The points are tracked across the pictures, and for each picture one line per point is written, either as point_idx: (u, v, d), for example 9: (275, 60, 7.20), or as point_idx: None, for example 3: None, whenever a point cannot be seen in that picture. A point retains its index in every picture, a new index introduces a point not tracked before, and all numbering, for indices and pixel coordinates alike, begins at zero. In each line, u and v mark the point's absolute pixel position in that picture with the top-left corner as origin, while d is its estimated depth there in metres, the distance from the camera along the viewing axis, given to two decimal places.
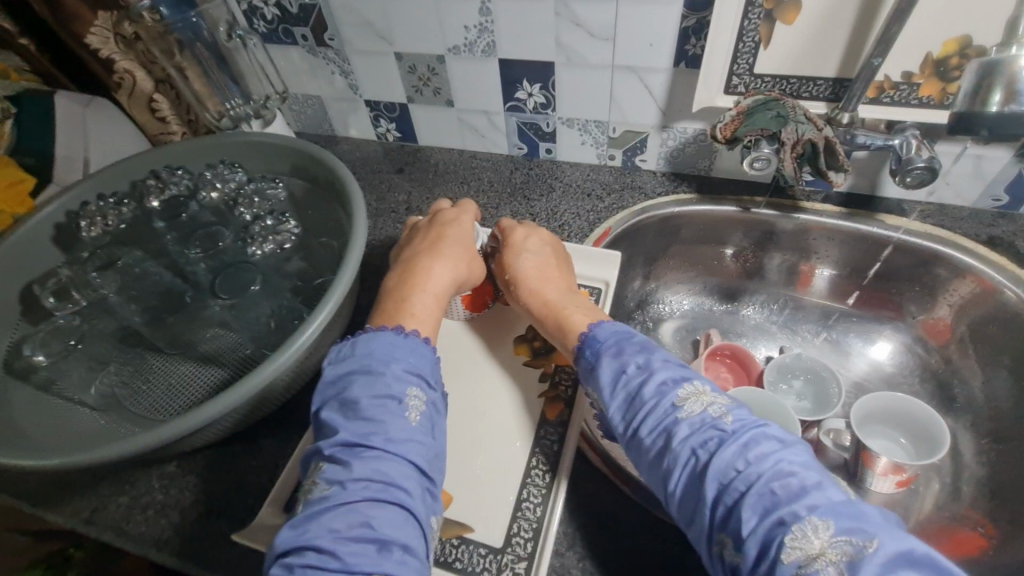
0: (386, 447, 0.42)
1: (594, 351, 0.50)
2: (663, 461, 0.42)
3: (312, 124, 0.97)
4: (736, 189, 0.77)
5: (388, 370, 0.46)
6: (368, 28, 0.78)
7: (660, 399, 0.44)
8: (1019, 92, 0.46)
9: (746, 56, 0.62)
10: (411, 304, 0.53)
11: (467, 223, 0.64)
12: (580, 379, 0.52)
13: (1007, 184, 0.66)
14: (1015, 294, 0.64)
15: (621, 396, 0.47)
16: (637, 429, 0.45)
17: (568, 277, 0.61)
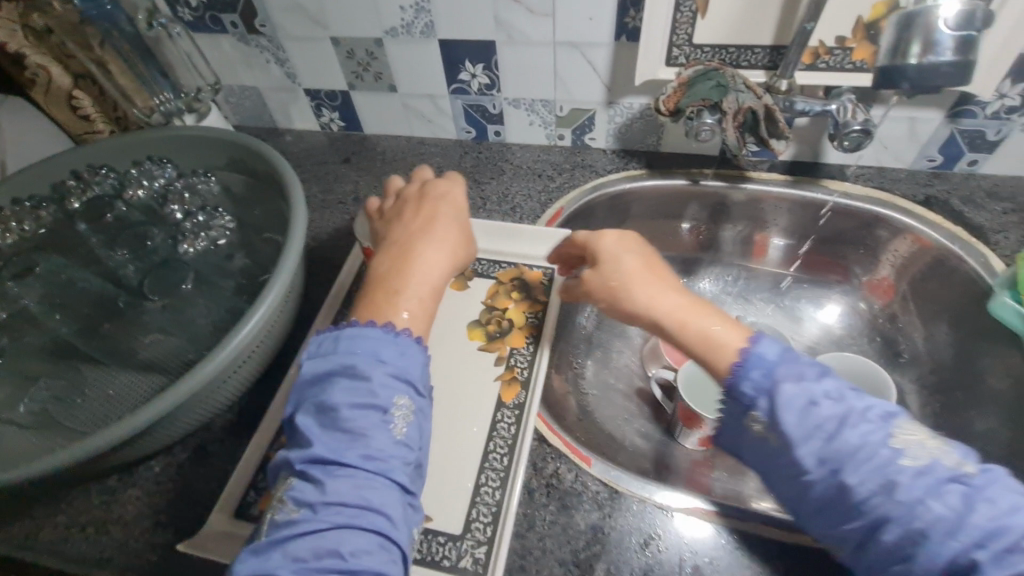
0: (366, 466, 0.40)
1: (765, 374, 0.44)
2: (878, 508, 0.39)
3: (251, 117, 0.93)
4: (685, 162, 0.77)
5: (374, 377, 0.43)
6: (299, 11, 0.74)
7: (870, 440, 0.41)
8: (936, 43, 0.48)
9: (684, 27, 0.62)
10: (402, 297, 0.49)
11: (459, 202, 0.59)
12: (732, 400, 0.46)
13: (940, 144, 0.69)
14: (951, 251, 0.66)
15: (814, 429, 0.41)
16: (839, 468, 0.41)
17: (673, 276, 0.54)
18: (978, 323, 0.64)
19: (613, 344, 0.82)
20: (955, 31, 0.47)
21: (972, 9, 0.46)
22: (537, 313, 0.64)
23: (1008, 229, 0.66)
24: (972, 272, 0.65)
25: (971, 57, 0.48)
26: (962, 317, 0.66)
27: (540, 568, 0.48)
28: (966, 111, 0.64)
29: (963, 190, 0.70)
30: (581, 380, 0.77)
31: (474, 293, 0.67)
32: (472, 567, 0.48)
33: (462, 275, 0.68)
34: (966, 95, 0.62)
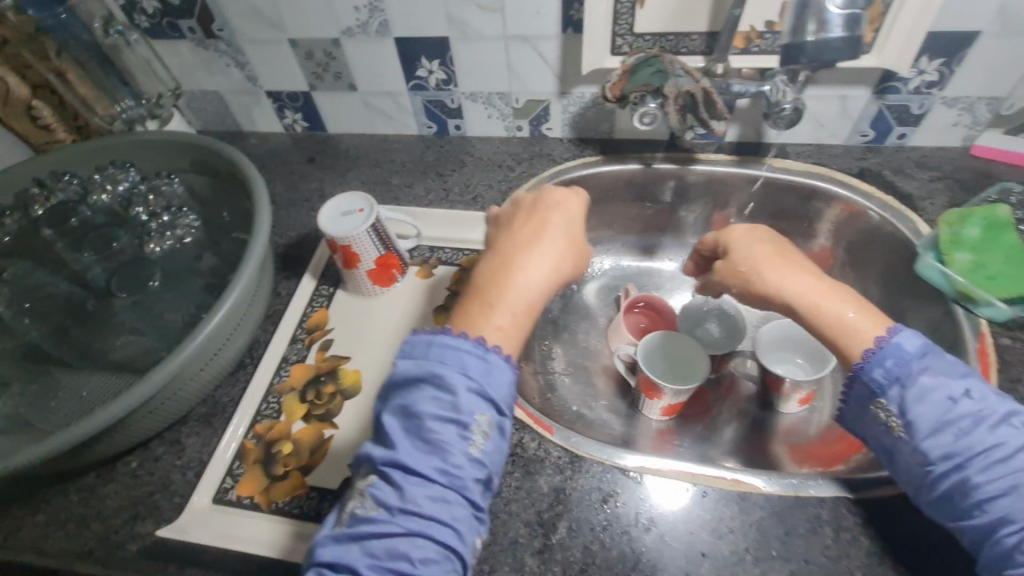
0: (443, 479, 0.41)
1: (905, 370, 0.46)
2: (999, 505, 0.42)
3: (215, 121, 0.94)
4: (638, 147, 0.81)
5: (461, 391, 0.43)
6: (256, 15, 0.76)
7: (1001, 442, 0.43)
8: (827, 21, 0.51)
9: (625, 17, 0.65)
10: (503, 310, 0.48)
11: (573, 209, 0.55)
12: (862, 386, 0.48)
13: (871, 120, 0.73)
14: (879, 215, 0.71)
15: (942, 424, 0.44)
16: (965, 464, 0.43)
17: (811, 266, 0.54)
18: (906, 283, 0.69)
19: (579, 325, 0.85)
20: (841, 9, 0.51)
21: None
22: None
23: (934, 196, 0.71)
24: (902, 236, 0.69)
25: (859, 33, 0.51)
26: (893, 279, 0.71)
27: (506, 530, 0.51)
28: (891, 87, 0.69)
29: (895, 162, 0.75)
30: (548, 360, 0.80)
31: (438, 281, 0.70)
32: None
33: (427, 264, 0.71)
34: (888, 73, 0.67)
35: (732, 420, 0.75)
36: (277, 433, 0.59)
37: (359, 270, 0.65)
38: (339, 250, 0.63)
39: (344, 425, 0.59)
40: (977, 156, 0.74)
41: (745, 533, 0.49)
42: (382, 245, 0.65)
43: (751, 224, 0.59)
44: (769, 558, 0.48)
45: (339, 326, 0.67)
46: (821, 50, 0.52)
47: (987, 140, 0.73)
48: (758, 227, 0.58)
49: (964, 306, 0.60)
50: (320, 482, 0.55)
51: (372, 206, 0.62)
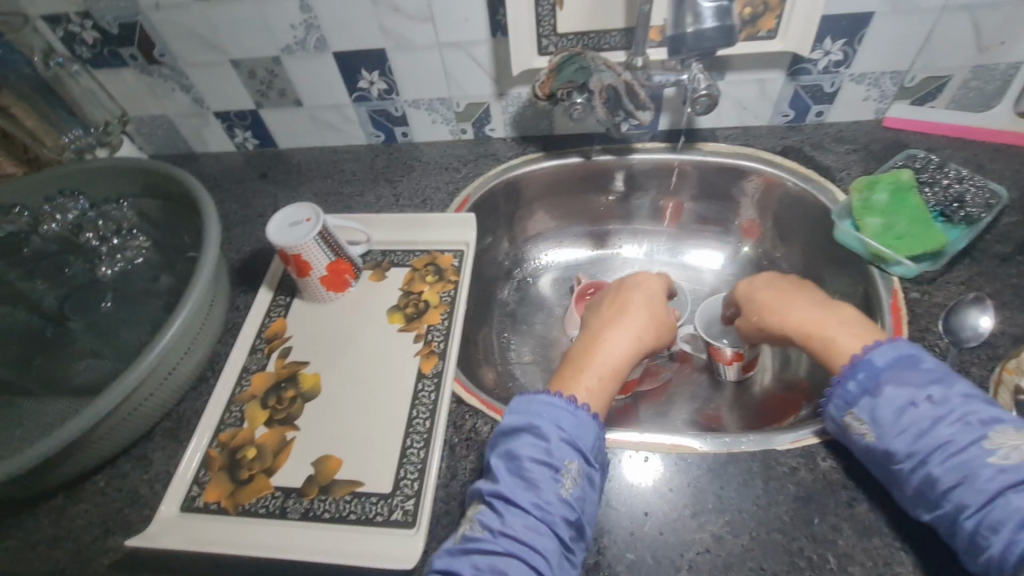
0: (534, 512, 0.47)
1: (875, 377, 0.49)
2: (957, 496, 0.43)
3: (166, 145, 0.96)
4: (576, 142, 0.85)
5: (553, 437, 0.50)
6: (195, 39, 0.78)
7: (960, 438, 0.44)
8: (701, 14, 0.56)
9: (547, 19, 0.69)
10: (593, 375, 0.57)
11: (653, 291, 0.66)
12: (835, 397, 0.50)
13: (789, 101, 0.78)
14: (798, 185, 0.76)
15: (905, 425, 0.46)
16: (925, 459, 0.44)
17: (818, 298, 0.59)
18: (829, 250, 0.74)
19: (535, 316, 0.89)
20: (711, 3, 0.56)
21: None
22: (450, 291, 0.71)
23: (851, 167, 0.76)
24: (823, 205, 0.74)
25: (729, 22, 0.56)
26: (819, 247, 0.76)
27: (463, 510, 0.54)
28: (803, 68, 0.73)
29: (815, 138, 0.80)
30: (507, 352, 0.83)
31: (392, 282, 0.73)
32: (403, 518, 0.54)
33: (379, 267, 0.74)
34: (798, 57, 0.72)
35: (684, 393, 0.79)
36: (241, 439, 0.61)
37: (312, 278, 0.68)
38: (291, 260, 0.65)
39: (305, 426, 0.61)
40: (890, 127, 0.79)
41: (683, 491, 0.53)
42: (332, 252, 0.67)
43: (758, 275, 0.66)
44: (706, 512, 0.51)
45: (296, 333, 0.69)
46: (699, 40, 0.57)
47: (897, 111, 0.77)
48: (771, 275, 0.65)
49: (879, 267, 0.65)
50: (283, 482, 0.57)
51: (318, 215, 0.64)
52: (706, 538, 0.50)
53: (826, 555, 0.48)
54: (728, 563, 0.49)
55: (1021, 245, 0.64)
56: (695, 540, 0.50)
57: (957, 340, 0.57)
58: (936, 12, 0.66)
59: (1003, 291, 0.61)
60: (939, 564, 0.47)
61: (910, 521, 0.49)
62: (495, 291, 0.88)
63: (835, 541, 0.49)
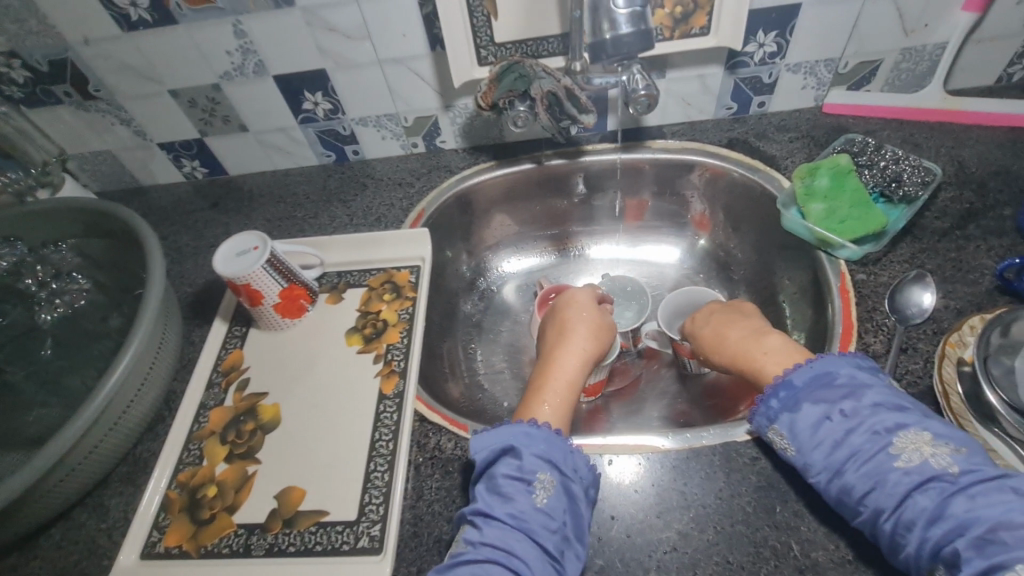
0: (512, 522, 0.46)
1: (791, 396, 0.50)
2: (873, 502, 0.43)
3: (113, 181, 0.94)
4: (527, 148, 0.85)
5: (525, 452, 0.50)
6: (130, 71, 0.76)
7: (871, 446, 0.45)
8: (616, 20, 0.59)
9: (484, 29, 0.70)
10: (549, 393, 0.59)
11: (582, 306, 0.69)
12: (760, 417, 0.51)
13: (731, 93, 0.79)
14: (742, 174, 0.77)
15: (820, 440, 0.47)
16: (840, 469, 0.45)
17: (752, 327, 0.61)
18: (779, 237, 0.75)
19: (501, 325, 0.89)
20: (624, 9, 0.59)
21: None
22: (408, 309, 0.70)
23: (795, 154, 0.77)
24: (769, 193, 0.75)
25: (644, 26, 0.60)
26: (769, 235, 0.77)
27: (430, 531, 0.53)
28: (740, 61, 0.74)
29: (758, 128, 0.81)
30: (474, 363, 0.83)
31: (349, 303, 0.72)
32: (369, 544, 0.53)
33: (336, 289, 0.74)
34: (734, 51, 0.73)
35: (653, 390, 0.79)
36: (201, 478, 0.59)
37: (265, 306, 0.66)
38: (241, 291, 0.63)
39: (266, 459, 0.60)
40: (830, 113, 0.80)
41: (647, 491, 0.53)
42: (284, 278, 0.65)
43: (706, 310, 0.68)
44: (670, 510, 0.51)
45: (253, 364, 0.67)
46: (617, 46, 0.60)
47: (835, 97, 0.79)
48: (716, 308, 0.67)
49: (826, 251, 0.67)
50: (246, 518, 0.56)
51: (265, 242, 0.63)
52: (673, 537, 0.50)
53: (789, 542, 0.48)
54: (694, 560, 0.49)
55: (959, 220, 0.66)
56: (662, 539, 0.50)
57: (903, 318, 0.59)
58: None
59: (944, 265, 0.62)
60: None
61: None
62: (458, 303, 0.87)
63: (797, 527, 0.49)
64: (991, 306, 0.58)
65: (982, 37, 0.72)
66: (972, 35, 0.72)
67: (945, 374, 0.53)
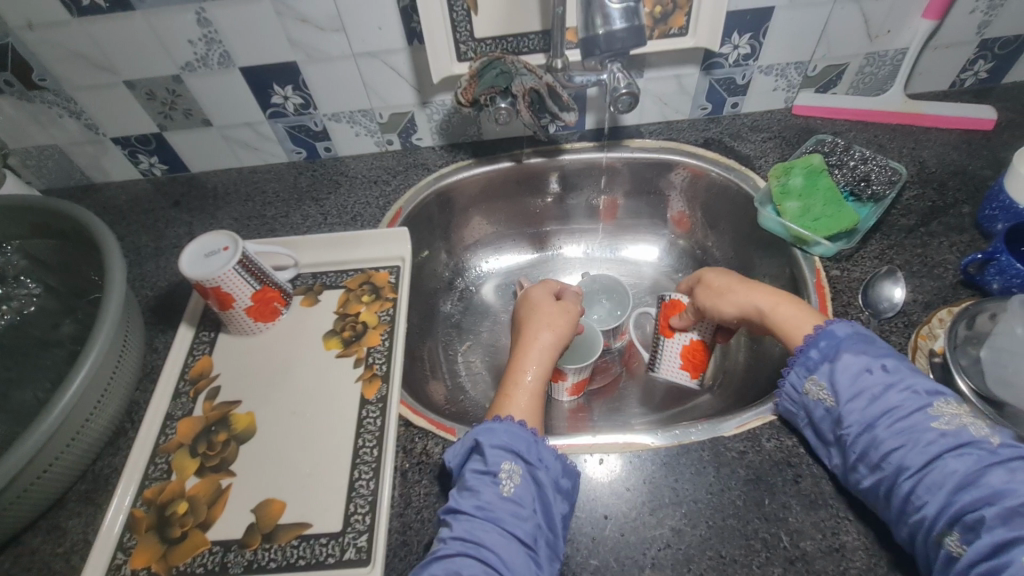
0: (479, 514, 0.46)
1: (831, 344, 0.52)
2: (902, 459, 0.45)
3: (60, 178, 0.87)
4: (505, 146, 0.84)
5: (486, 444, 0.50)
6: (81, 59, 0.71)
7: (910, 406, 0.47)
8: (610, 16, 0.57)
9: (463, 24, 0.69)
10: (515, 382, 0.60)
11: (546, 298, 0.71)
12: (796, 366, 0.53)
13: (706, 94, 0.80)
14: (719, 173, 0.79)
15: (860, 389, 0.49)
16: (874, 423, 0.47)
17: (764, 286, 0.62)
18: (754, 235, 0.77)
19: (481, 325, 0.87)
20: (619, 5, 0.57)
21: None
22: (389, 310, 0.68)
23: (768, 153, 0.79)
24: (745, 193, 0.77)
25: (636, 22, 0.58)
26: (745, 233, 0.79)
27: (420, 539, 0.52)
28: (715, 62, 0.76)
29: (732, 128, 0.83)
30: (455, 365, 0.81)
31: (325, 305, 0.69)
32: (356, 556, 0.51)
33: (311, 291, 0.71)
34: (710, 53, 0.74)
35: (635, 388, 0.79)
36: (169, 494, 0.55)
37: (236, 310, 0.62)
38: (210, 294, 0.59)
39: (241, 471, 0.57)
40: (800, 114, 0.82)
41: (639, 489, 0.53)
42: (257, 280, 0.62)
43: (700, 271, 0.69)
44: (663, 507, 0.52)
45: (225, 370, 0.64)
46: (610, 41, 0.58)
47: (804, 99, 0.81)
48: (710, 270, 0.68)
49: (801, 249, 0.69)
50: (220, 535, 0.53)
51: (236, 242, 0.59)
52: (666, 534, 0.50)
53: (778, 534, 0.49)
54: (689, 555, 0.49)
55: (922, 217, 0.69)
56: (656, 537, 0.50)
57: (876, 312, 0.61)
58: (830, 4, 0.70)
59: (911, 260, 0.65)
60: (879, 527, 0.49)
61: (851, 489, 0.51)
62: (437, 304, 0.86)
63: (786, 518, 0.50)
64: (955, 299, 0.61)
65: (938, 45, 0.76)
66: (930, 41, 0.76)
67: (918, 365, 0.56)
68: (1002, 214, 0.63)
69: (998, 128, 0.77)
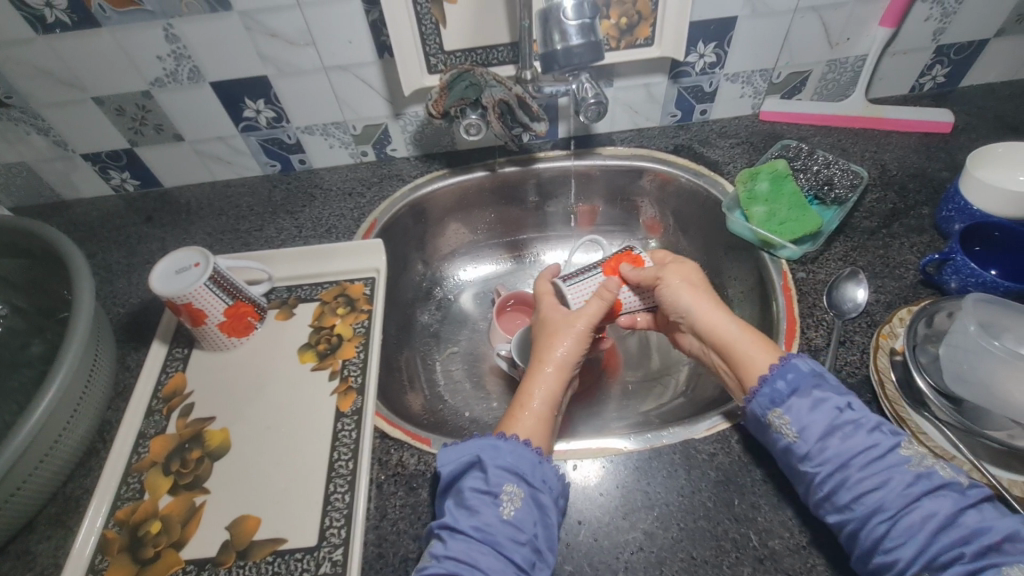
0: (476, 535, 0.47)
1: (797, 381, 0.51)
2: (876, 499, 0.45)
3: (29, 196, 0.86)
4: (479, 155, 0.85)
5: (490, 466, 0.50)
6: (47, 76, 0.70)
7: (881, 445, 0.47)
8: (568, 33, 0.58)
9: (432, 37, 0.70)
10: (525, 408, 0.56)
11: (555, 313, 0.65)
12: (761, 398, 0.51)
13: (674, 102, 0.82)
14: (689, 179, 0.80)
15: (832, 427, 0.48)
16: (846, 463, 0.46)
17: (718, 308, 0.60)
18: (724, 240, 0.79)
19: (459, 334, 0.88)
20: (575, 21, 0.58)
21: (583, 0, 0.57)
22: (364, 322, 0.68)
23: (735, 159, 0.81)
24: (714, 198, 0.78)
25: (594, 38, 0.59)
26: (714, 238, 0.81)
27: (397, 552, 0.52)
28: (682, 71, 0.77)
29: (701, 134, 0.85)
30: (433, 374, 0.82)
31: (301, 319, 0.69)
32: (331, 570, 0.51)
33: (286, 304, 0.71)
34: (677, 62, 0.76)
35: (611, 393, 0.80)
36: (142, 514, 0.55)
37: (209, 326, 0.62)
38: (182, 311, 0.59)
39: (215, 488, 0.56)
40: (766, 120, 0.84)
41: (613, 494, 0.54)
42: (229, 295, 0.62)
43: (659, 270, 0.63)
44: (635, 511, 0.52)
45: (198, 387, 0.64)
46: (568, 56, 0.59)
47: (771, 105, 0.83)
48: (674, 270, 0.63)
49: (769, 251, 0.70)
50: (194, 554, 0.52)
51: (207, 258, 0.59)
52: (639, 537, 0.51)
53: (748, 534, 0.50)
54: (661, 558, 0.50)
55: (884, 219, 0.71)
56: (629, 540, 0.51)
57: (840, 313, 0.63)
58: (790, 13, 0.72)
59: (874, 262, 0.67)
60: None
61: None
62: (415, 314, 0.86)
63: (755, 518, 0.51)
64: (915, 299, 0.63)
65: (896, 51, 0.79)
66: (888, 48, 0.78)
67: (880, 363, 0.57)
68: (957, 215, 0.65)
69: (955, 130, 0.80)
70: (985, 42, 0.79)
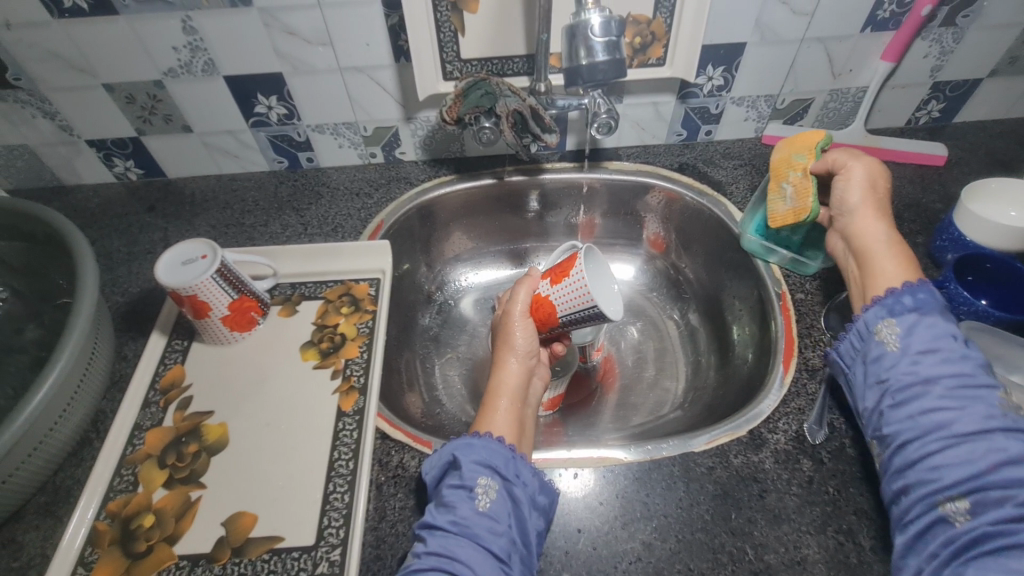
0: (454, 529, 0.46)
1: (929, 301, 0.49)
2: (951, 417, 0.43)
3: (29, 180, 0.84)
4: (488, 163, 0.86)
5: (465, 462, 0.50)
6: (59, 60, 0.70)
7: (979, 379, 0.44)
8: (592, 49, 0.59)
9: (450, 44, 0.71)
10: (493, 407, 0.57)
11: (507, 314, 0.65)
12: (878, 307, 0.51)
13: (681, 121, 0.84)
14: (693, 198, 0.82)
15: (938, 346, 0.46)
16: (934, 379, 0.45)
17: None
18: (725, 257, 0.80)
19: (458, 339, 0.88)
20: (602, 38, 0.59)
21: (607, 19, 0.58)
22: (368, 322, 0.68)
23: (738, 180, 0.83)
24: (718, 217, 0.80)
25: (619, 55, 0.60)
26: (716, 255, 0.82)
27: (395, 554, 0.52)
28: (690, 92, 0.79)
29: (705, 154, 0.86)
30: (432, 378, 0.82)
31: (304, 316, 0.69)
32: (328, 570, 0.50)
33: (289, 301, 0.70)
34: (686, 83, 0.78)
35: (608, 403, 0.81)
36: (135, 507, 0.54)
37: (211, 318, 0.61)
38: (186, 302, 0.58)
39: (212, 483, 0.56)
40: (768, 144, 0.87)
41: (612, 503, 0.54)
42: (235, 290, 0.61)
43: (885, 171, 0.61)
44: (634, 522, 0.53)
45: (198, 380, 0.63)
46: (593, 72, 0.60)
47: (774, 129, 0.85)
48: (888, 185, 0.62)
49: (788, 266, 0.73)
50: (188, 549, 0.52)
51: (215, 251, 0.58)
52: (637, 547, 0.51)
53: (743, 547, 0.51)
54: (659, 568, 0.50)
55: None
56: (627, 550, 0.51)
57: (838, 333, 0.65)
58: (797, 43, 0.74)
59: None
60: (837, 541, 0.51)
61: (812, 505, 0.53)
62: (416, 316, 0.86)
63: (751, 532, 0.52)
64: None
65: (896, 85, 0.81)
66: (888, 81, 0.81)
67: None
68: (951, 245, 0.67)
69: (948, 164, 0.83)
70: (980, 81, 0.82)
